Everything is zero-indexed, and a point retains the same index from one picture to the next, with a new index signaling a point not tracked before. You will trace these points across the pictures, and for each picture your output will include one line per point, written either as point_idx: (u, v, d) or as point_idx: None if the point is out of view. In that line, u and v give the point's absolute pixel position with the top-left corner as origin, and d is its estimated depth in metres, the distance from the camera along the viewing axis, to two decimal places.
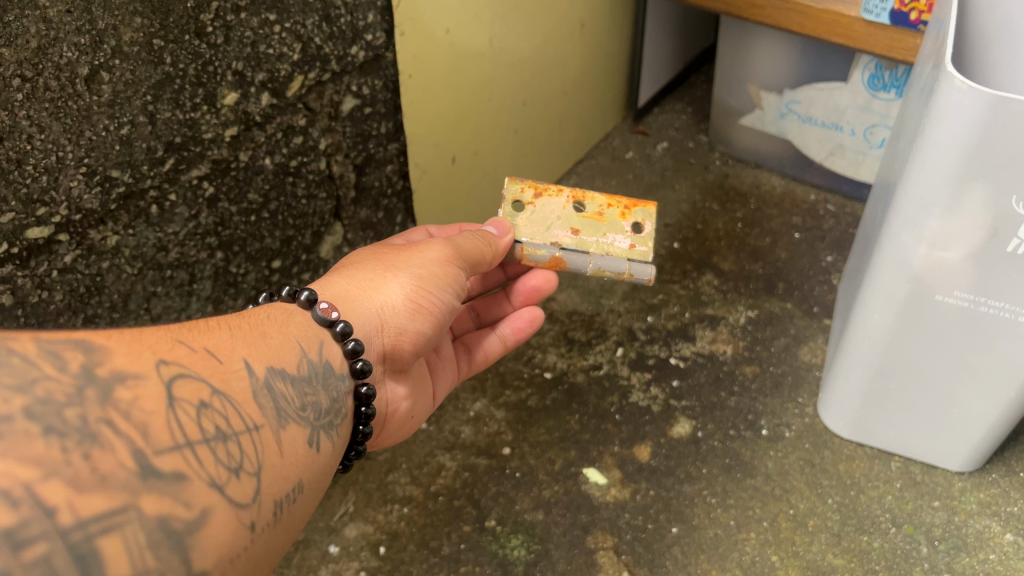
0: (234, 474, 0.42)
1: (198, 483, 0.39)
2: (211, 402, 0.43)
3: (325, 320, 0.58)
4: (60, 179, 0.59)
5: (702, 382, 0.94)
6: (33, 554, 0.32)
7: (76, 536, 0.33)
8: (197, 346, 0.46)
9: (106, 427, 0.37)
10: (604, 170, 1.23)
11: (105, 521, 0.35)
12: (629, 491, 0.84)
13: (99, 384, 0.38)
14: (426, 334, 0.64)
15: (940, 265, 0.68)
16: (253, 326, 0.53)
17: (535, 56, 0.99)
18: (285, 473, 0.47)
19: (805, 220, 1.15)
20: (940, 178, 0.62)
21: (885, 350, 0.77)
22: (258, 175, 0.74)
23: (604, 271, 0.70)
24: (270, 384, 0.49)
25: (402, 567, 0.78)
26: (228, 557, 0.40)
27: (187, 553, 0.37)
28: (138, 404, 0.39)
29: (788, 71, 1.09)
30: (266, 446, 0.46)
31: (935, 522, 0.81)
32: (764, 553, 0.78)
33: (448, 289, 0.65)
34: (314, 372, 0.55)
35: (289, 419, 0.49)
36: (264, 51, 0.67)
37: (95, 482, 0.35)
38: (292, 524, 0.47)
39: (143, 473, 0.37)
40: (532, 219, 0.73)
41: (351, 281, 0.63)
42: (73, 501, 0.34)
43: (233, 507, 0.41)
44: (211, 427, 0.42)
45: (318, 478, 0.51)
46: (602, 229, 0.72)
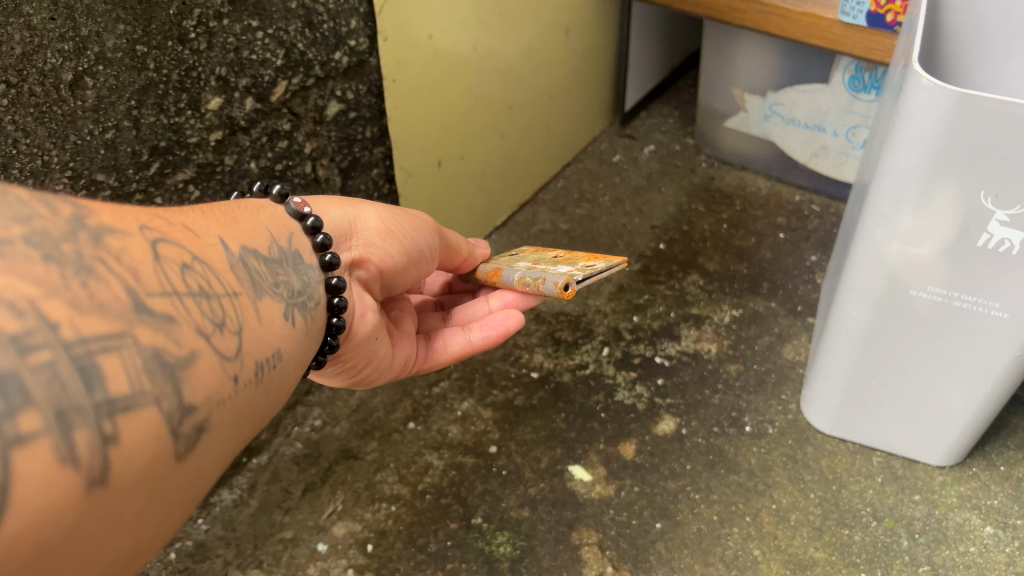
0: (217, 329, 0.42)
1: (186, 327, 0.39)
2: (192, 265, 0.43)
3: (297, 212, 0.57)
4: (46, 183, 0.61)
5: (687, 380, 0.95)
6: (40, 359, 0.32)
7: (78, 350, 0.33)
8: (175, 222, 0.45)
9: (100, 264, 0.37)
10: (591, 174, 1.25)
11: (105, 342, 0.35)
12: (614, 488, 0.85)
13: (90, 230, 0.38)
14: (394, 258, 0.64)
15: (913, 261, 0.69)
16: (224, 211, 0.52)
17: (520, 61, 1.00)
18: (263, 338, 0.47)
19: (790, 221, 1.16)
20: (909, 174, 0.63)
21: (863, 346, 0.78)
22: (244, 179, 0.75)
23: (525, 278, 0.67)
24: (245, 259, 0.49)
25: (389, 564, 0.79)
26: (215, 401, 0.40)
27: (177, 385, 0.37)
28: (127, 253, 0.39)
29: (771, 74, 1.11)
30: (245, 311, 0.46)
31: (915, 516, 0.82)
32: (747, 547, 0.79)
33: (418, 231, 0.67)
34: (285, 257, 0.53)
35: (265, 292, 0.49)
36: (247, 56, 0.69)
37: (93, 306, 0.35)
38: (274, 390, 0.47)
39: (136, 308, 0.37)
40: (513, 257, 0.77)
41: (328, 199, 0.65)
42: (74, 319, 0.34)
43: (218, 356, 0.41)
44: (195, 285, 0.42)
45: (296, 352, 0.51)
46: (557, 263, 0.70)
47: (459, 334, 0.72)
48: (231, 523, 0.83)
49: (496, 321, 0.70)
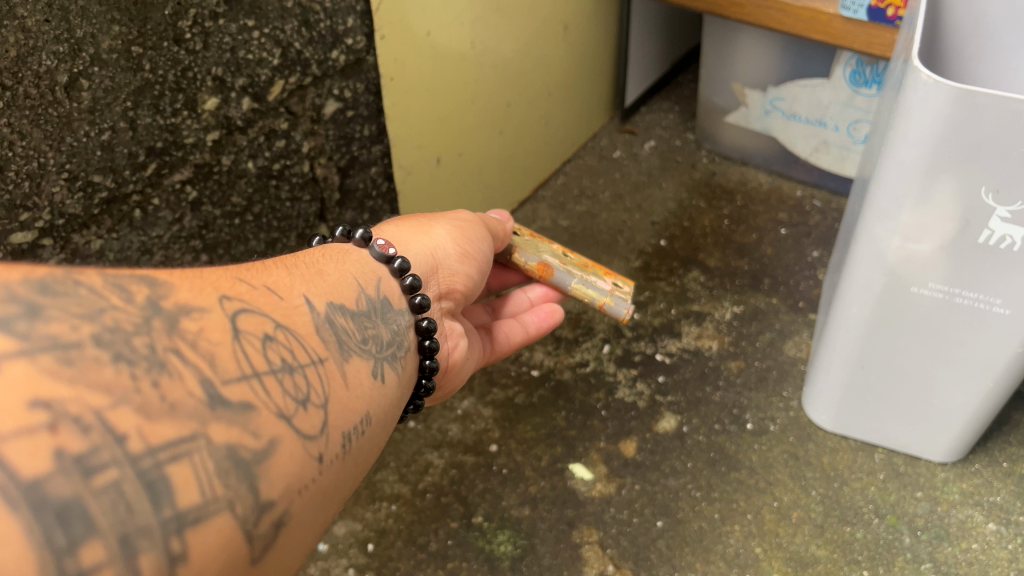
0: (301, 406, 0.42)
1: (265, 414, 0.39)
2: (275, 335, 0.43)
3: (382, 257, 0.58)
4: (43, 185, 0.61)
5: (688, 377, 0.95)
6: (104, 479, 0.32)
7: (146, 463, 0.33)
8: (257, 284, 0.46)
9: (174, 356, 0.37)
10: (591, 170, 1.24)
11: (174, 450, 0.34)
12: (615, 486, 0.84)
13: (165, 315, 0.38)
14: (471, 278, 0.66)
15: (914, 257, 0.68)
16: (311, 264, 0.53)
17: (519, 57, 1.00)
18: (351, 405, 0.46)
19: (791, 216, 1.16)
20: (909, 171, 0.63)
21: (863, 342, 0.78)
22: (240, 179, 0.75)
23: (586, 291, 0.76)
24: (331, 318, 0.49)
25: (390, 564, 0.79)
26: (298, 489, 0.40)
27: (253, 482, 0.37)
28: (204, 335, 0.39)
29: (771, 69, 1.10)
30: (331, 378, 0.46)
31: (917, 512, 0.82)
32: (748, 545, 0.79)
33: (483, 242, 0.69)
34: (372, 307, 0.54)
35: (352, 351, 0.49)
36: (243, 56, 0.68)
37: (164, 409, 0.35)
38: (361, 458, 0.47)
39: (211, 403, 0.37)
40: (526, 233, 0.78)
41: (399, 227, 0.64)
42: (143, 428, 0.34)
43: (300, 438, 0.41)
44: (277, 359, 0.42)
45: (386, 410, 0.51)
46: (586, 265, 0.78)
47: (515, 325, 0.77)
48: None
49: (544, 310, 0.78)
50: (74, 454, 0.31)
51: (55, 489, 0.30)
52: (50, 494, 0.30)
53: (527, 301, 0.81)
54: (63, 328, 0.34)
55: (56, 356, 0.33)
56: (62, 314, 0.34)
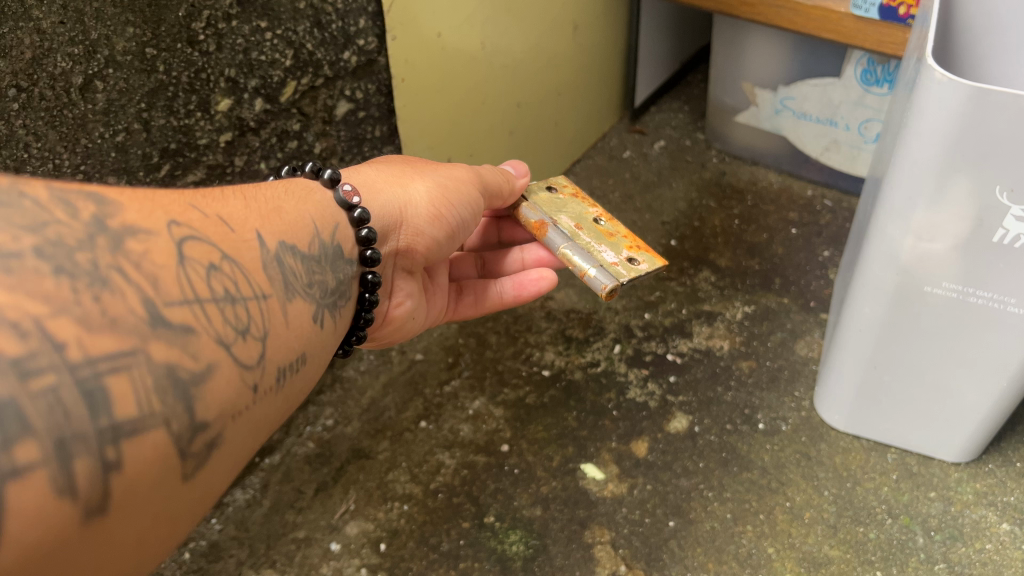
0: (241, 336, 0.43)
1: (205, 338, 0.40)
2: (221, 265, 0.44)
3: (344, 204, 0.59)
4: (58, 188, 0.61)
5: (700, 377, 0.95)
6: (41, 385, 0.33)
7: (84, 372, 0.34)
8: (209, 213, 0.47)
9: (117, 274, 0.38)
10: (601, 170, 1.24)
11: (114, 362, 0.35)
12: (626, 486, 0.84)
13: (111, 234, 0.39)
14: (438, 240, 0.68)
15: (927, 257, 0.68)
16: (268, 200, 0.54)
17: (529, 58, 1.00)
18: (289, 343, 0.48)
19: (801, 216, 1.15)
20: (922, 170, 0.63)
21: (876, 342, 0.78)
22: (254, 180, 0.75)
23: (571, 258, 0.68)
24: (281, 257, 0.50)
25: (402, 564, 0.79)
26: (231, 414, 0.41)
27: (190, 403, 0.38)
28: (149, 257, 0.40)
29: (783, 68, 1.10)
30: (273, 314, 0.47)
31: (930, 513, 0.81)
32: (761, 545, 0.79)
33: (466, 206, 0.69)
34: (324, 253, 0.55)
35: (297, 293, 0.50)
36: (256, 57, 0.69)
37: (105, 323, 0.36)
38: (294, 394, 0.49)
39: (152, 322, 0.38)
40: (552, 201, 0.75)
41: (378, 173, 0.66)
42: (82, 338, 0.35)
43: (237, 366, 0.42)
44: (220, 289, 0.43)
45: (319, 353, 0.53)
46: (601, 240, 0.70)
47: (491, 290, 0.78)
48: (245, 524, 0.83)
49: (531, 279, 0.77)
50: (11, 358, 0.32)
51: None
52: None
53: (521, 260, 0.81)
54: (4, 240, 0.35)
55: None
56: (5, 225, 0.36)
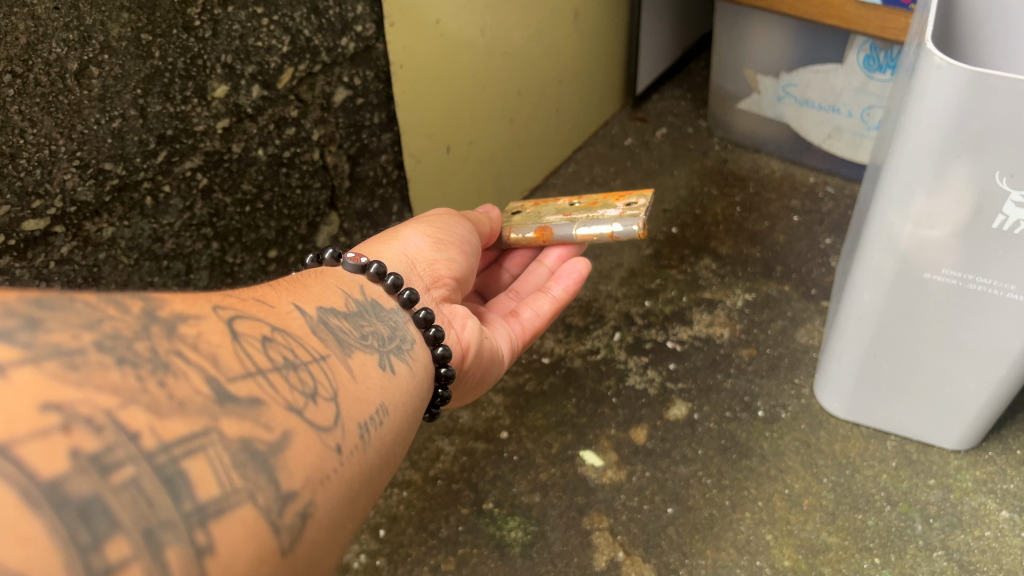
0: (310, 400, 0.42)
1: (275, 407, 0.39)
2: (273, 337, 0.44)
3: (358, 267, 0.57)
4: (54, 172, 0.61)
5: (699, 365, 0.94)
6: (122, 476, 0.31)
7: (161, 459, 0.33)
8: (246, 297, 0.46)
9: (177, 357, 0.37)
10: (603, 158, 1.24)
11: (189, 444, 0.34)
12: (625, 473, 0.84)
13: (163, 323, 0.38)
14: (458, 261, 0.65)
15: (926, 244, 0.68)
16: (294, 282, 0.53)
17: (529, 45, 1.00)
18: (362, 397, 0.46)
19: (804, 204, 1.15)
20: (921, 157, 0.63)
21: (876, 329, 0.78)
22: (251, 167, 0.75)
23: (587, 232, 0.71)
24: (325, 319, 0.49)
25: (401, 550, 0.79)
26: (320, 478, 0.39)
27: (272, 473, 0.37)
28: (203, 339, 0.39)
29: (785, 54, 1.10)
30: (336, 373, 0.46)
31: (929, 500, 0.81)
32: (759, 532, 0.79)
33: (457, 228, 0.68)
34: (363, 308, 0.54)
35: (353, 347, 0.49)
36: (252, 44, 0.69)
37: (173, 408, 0.35)
38: (385, 449, 0.46)
39: (219, 399, 0.37)
40: (530, 215, 0.78)
41: (368, 242, 0.64)
42: (155, 425, 0.34)
43: (314, 430, 0.41)
44: (279, 357, 0.42)
45: (405, 399, 0.50)
46: (592, 210, 0.74)
47: (542, 297, 0.72)
48: None
49: (567, 270, 0.73)
50: (90, 453, 0.31)
51: (74, 488, 0.30)
52: (69, 493, 0.30)
53: (547, 272, 0.77)
54: (64, 337, 0.34)
55: (61, 362, 0.33)
56: (62, 324, 0.34)
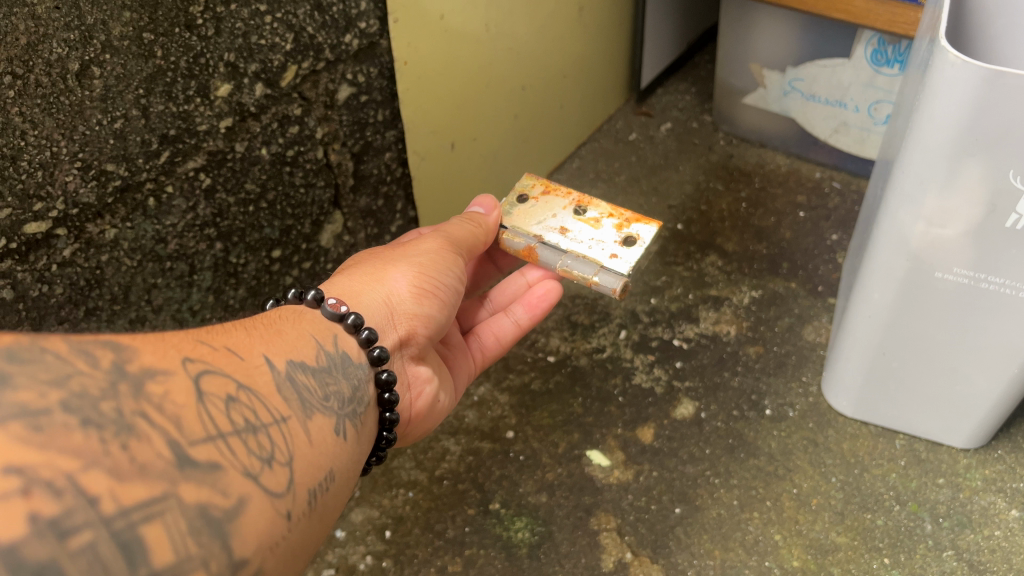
0: (266, 465, 0.41)
1: (232, 473, 0.38)
2: (238, 396, 0.43)
3: (334, 316, 0.56)
4: (56, 175, 0.60)
5: (706, 363, 0.94)
6: (79, 542, 0.32)
7: (119, 523, 0.33)
8: (217, 345, 0.45)
9: (141, 419, 0.36)
10: (607, 153, 1.23)
11: (147, 509, 0.34)
12: (632, 473, 0.84)
13: (131, 379, 0.37)
14: (437, 316, 0.64)
15: (939, 242, 0.67)
16: (267, 325, 0.52)
17: (534, 40, 0.99)
18: (315, 462, 0.46)
19: (810, 199, 1.14)
20: (937, 155, 0.62)
21: (886, 328, 0.77)
22: (254, 166, 0.74)
23: (571, 271, 0.68)
24: (292, 376, 0.48)
25: (407, 551, 0.79)
26: (268, 546, 0.39)
27: (226, 540, 0.37)
28: (169, 397, 0.38)
29: (790, 49, 1.09)
30: (294, 436, 0.45)
31: (938, 499, 0.81)
32: (768, 532, 0.78)
33: (448, 272, 0.65)
34: (332, 363, 0.53)
35: (315, 409, 0.48)
36: (256, 41, 0.68)
37: (134, 472, 0.34)
38: (326, 514, 0.46)
39: (179, 463, 0.36)
40: (530, 210, 0.73)
41: (353, 278, 0.63)
42: (115, 490, 0.33)
43: (267, 496, 0.40)
44: (240, 420, 0.41)
45: (349, 466, 0.50)
46: (589, 234, 0.70)
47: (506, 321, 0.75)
48: None
49: (539, 296, 0.74)
50: (49, 517, 0.31)
51: (31, 553, 0.30)
52: (27, 559, 0.30)
53: (526, 283, 0.77)
54: (30, 396, 0.34)
55: (25, 424, 0.33)
56: (30, 380, 0.34)
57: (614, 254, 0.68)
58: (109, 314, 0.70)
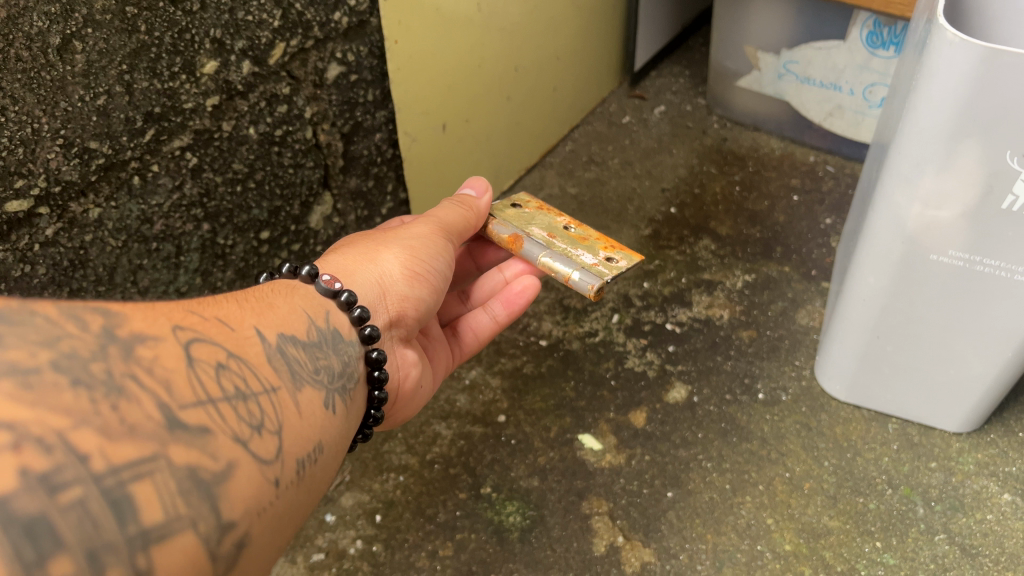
0: (256, 432, 0.40)
1: (223, 438, 0.37)
2: (229, 363, 0.42)
3: (329, 292, 0.55)
4: (37, 152, 0.59)
5: (699, 347, 0.93)
6: (68, 497, 0.31)
7: (108, 481, 0.32)
8: (208, 315, 0.44)
9: (131, 381, 0.35)
10: (600, 136, 1.22)
11: (136, 468, 0.33)
12: (624, 457, 0.83)
13: (121, 342, 0.37)
14: (427, 300, 0.63)
15: (935, 225, 0.66)
16: (259, 298, 0.51)
17: (526, 21, 0.98)
18: (305, 433, 0.45)
19: (804, 183, 1.13)
20: (932, 138, 0.61)
21: (881, 312, 0.76)
22: (242, 146, 0.73)
23: (551, 266, 0.66)
24: (283, 349, 0.47)
25: (398, 535, 0.78)
26: (256, 511, 0.38)
27: (214, 502, 0.36)
28: (159, 362, 0.38)
29: (786, 31, 1.07)
30: (284, 407, 0.44)
31: (931, 483, 0.80)
32: (760, 516, 0.78)
33: (439, 257, 0.64)
34: (323, 338, 0.52)
35: (305, 381, 0.47)
36: (242, 18, 0.66)
37: (124, 431, 0.34)
38: (315, 486, 0.45)
39: (169, 425, 0.35)
40: (522, 215, 0.73)
41: (346, 256, 0.62)
42: (105, 448, 0.33)
43: (257, 463, 0.39)
44: (231, 387, 0.40)
45: (339, 441, 0.49)
46: (576, 243, 0.68)
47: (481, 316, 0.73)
48: None
49: (516, 293, 0.71)
50: (39, 473, 0.30)
51: (21, 506, 0.29)
52: (17, 512, 0.29)
53: (505, 280, 0.75)
54: (19, 355, 0.33)
55: (14, 381, 0.32)
56: (19, 341, 0.33)
57: (596, 262, 0.66)
58: (94, 296, 0.69)
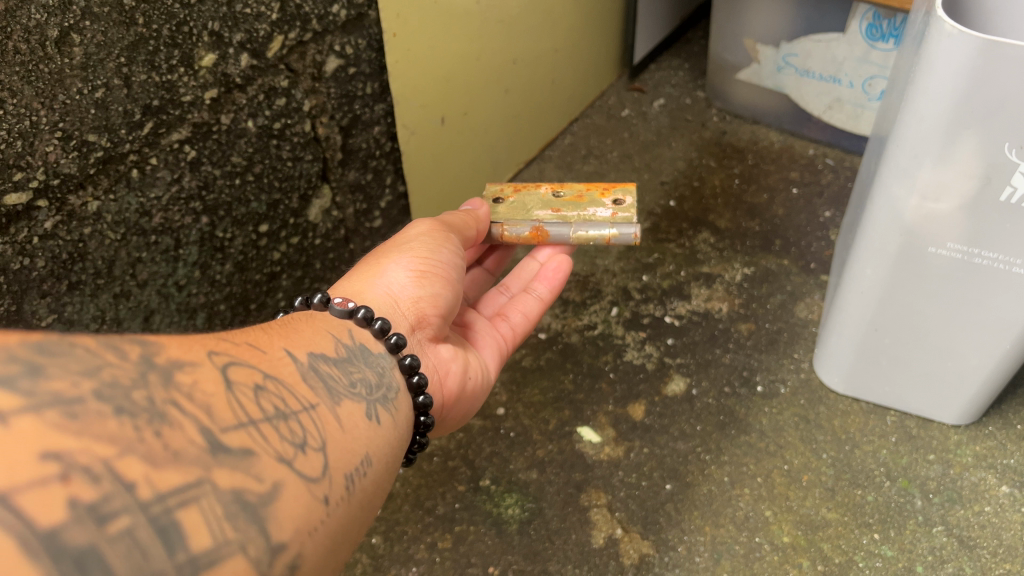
0: (299, 450, 0.40)
1: (266, 458, 0.37)
2: (265, 385, 0.42)
3: (344, 313, 0.55)
4: (35, 145, 0.59)
5: (698, 340, 0.93)
6: (117, 527, 0.30)
7: (155, 509, 0.31)
8: (239, 340, 0.44)
9: (173, 408, 0.35)
10: (598, 130, 1.22)
11: (182, 495, 0.33)
12: (623, 449, 0.84)
13: (160, 369, 0.37)
14: (444, 295, 0.62)
15: (932, 217, 0.66)
16: (287, 323, 0.51)
17: (524, 14, 0.97)
18: (348, 447, 0.45)
19: (803, 176, 1.13)
20: (931, 129, 0.61)
21: (878, 306, 0.77)
22: (241, 139, 0.73)
23: (587, 235, 0.71)
24: (315, 366, 0.47)
25: (397, 528, 0.78)
26: (307, 531, 0.38)
27: (263, 525, 0.35)
28: (199, 387, 0.38)
29: (785, 23, 1.07)
30: (325, 422, 0.44)
31: (929, 475, 0.81)
32: (758, 508, 0.78)
33: (443, 252, 0.64)
34: (352, 353, 0.52)
35: (342, 396, 0.47)
36: (241, 11, 0.66)
37: (168, 457, 0.33)
38: (366, 501, 0.44)
39: (212, 450, 0.35)
40: (511, 206, 0.75)
41: (352, 280, 0.61)
42: (150, 475, 0.32)
43: (303, 481, 0.39)
44: (270, 407, 0.41)
45: (387, 454, 0.49)
46: (582, 206, 0.73)
47: (527, 298, 0.75)
48: None
49: (551, 271, 0.77)
50: (87, 503, 0.30)
51: (71, 538, 0.29)
52: (67, 543, 0.28)
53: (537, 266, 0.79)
54: (63, 385, 0.33)
55: (59, 412, 0.32)
56: (61, 371, 0.33)
57: (615, 213, 0.72)
58: (92, 291, 0.69)
